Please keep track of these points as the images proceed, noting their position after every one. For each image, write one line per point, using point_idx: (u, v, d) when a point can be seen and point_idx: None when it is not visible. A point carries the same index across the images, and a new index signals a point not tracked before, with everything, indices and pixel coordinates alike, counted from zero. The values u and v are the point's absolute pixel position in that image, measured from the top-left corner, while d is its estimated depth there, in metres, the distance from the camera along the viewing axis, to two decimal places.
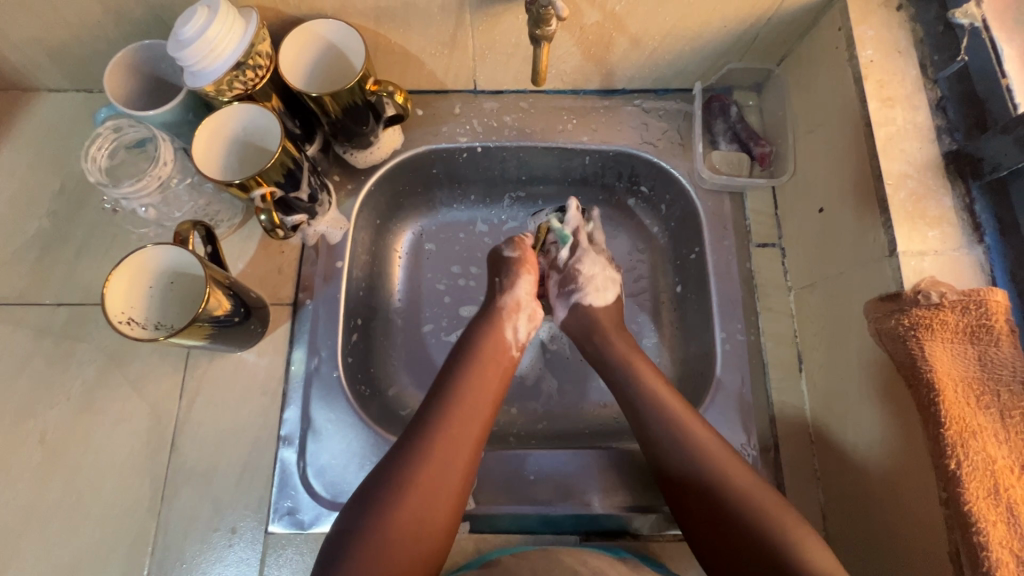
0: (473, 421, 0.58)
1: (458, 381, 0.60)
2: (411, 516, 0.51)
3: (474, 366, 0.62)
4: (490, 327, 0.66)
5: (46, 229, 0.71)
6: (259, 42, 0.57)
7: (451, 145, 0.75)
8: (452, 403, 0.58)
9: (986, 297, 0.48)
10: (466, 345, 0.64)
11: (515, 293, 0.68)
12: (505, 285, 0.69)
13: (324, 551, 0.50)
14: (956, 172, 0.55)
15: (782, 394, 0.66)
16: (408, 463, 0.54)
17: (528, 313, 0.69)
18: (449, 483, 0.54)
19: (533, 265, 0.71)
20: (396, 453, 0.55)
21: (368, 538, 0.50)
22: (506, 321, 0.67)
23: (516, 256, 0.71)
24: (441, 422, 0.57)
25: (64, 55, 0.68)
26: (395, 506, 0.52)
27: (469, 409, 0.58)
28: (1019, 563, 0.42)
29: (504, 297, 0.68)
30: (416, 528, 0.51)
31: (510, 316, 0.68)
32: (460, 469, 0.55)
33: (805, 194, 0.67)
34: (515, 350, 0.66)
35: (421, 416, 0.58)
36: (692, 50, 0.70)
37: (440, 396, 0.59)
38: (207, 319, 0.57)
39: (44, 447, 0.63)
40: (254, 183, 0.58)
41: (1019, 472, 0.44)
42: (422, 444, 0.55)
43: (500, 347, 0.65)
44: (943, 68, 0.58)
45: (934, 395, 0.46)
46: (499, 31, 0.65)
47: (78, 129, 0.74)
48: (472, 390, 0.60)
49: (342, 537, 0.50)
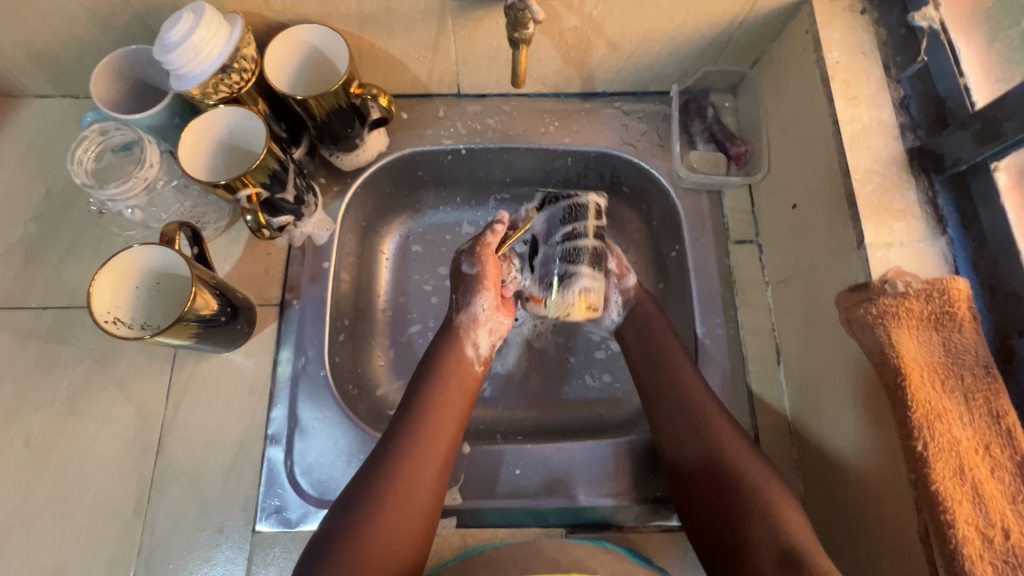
0: (441, 437, 0.59)
1: (427, 391, 0.61)
2: (385, 526, 0.53)
3: (441, 382, 0.62)
4: (450, 341, 0.66)
5: (31, 232, 0.71)
6: (244, 46, 0.58)
7: (436, 147, 0.76)
8: (423, 413, 0.59)
9: (948, 285, 0.49)
10: (430, 358, 0.64)
11: (472, 310, 0.66)
12: (464, 300, 0.67)
13: (306, 552, 0.52)
14: (919, 167, 0.57)
15: (761, 386, 0.67)
16: (382, 473, 0.55)
17: (491, 327, 0.67)
18: (419, 495, 0.55)
19: (493, 279, 0.67)
20: (371, 462, 0.56)
21: (345, 545, 0.51)
22: (465, 338, 0.66)
23: (476, 272, 0.67)
24: (413, 432, 0.58)
25: (51, 61, 0.69)
26: (370, 513, 0.53)
27: (437, 425, 0.59)
28: (984, 540, 0.43)
29: (461, 316, 0.67)
30: (391, 540, 0.52)
31: (470, 333, 0.66)
32: (429, 480, 0.56)
33: (779, 192, 0.69)
34: (479, 366, 0.66)
35: (392, 426, 0.59)
36: (667, 54, 0.72)
37: (410, 408, 0.60)
38: (193, 319, 0.57)
39: (29, 449, 0.63)
40: (240, 184, 0.59)
41: (983, 453, 0.46)
42: (395, 455, 0.56)
43: (463, 363, 0.64)
44: (905, 69, 0.61)
45: (901, 378, 0.48)
46: (480, 36, 0.67)
47: (64, 133, 0.75)
48: (439, 406, 0.60)
49: (320, 544, 0.52)
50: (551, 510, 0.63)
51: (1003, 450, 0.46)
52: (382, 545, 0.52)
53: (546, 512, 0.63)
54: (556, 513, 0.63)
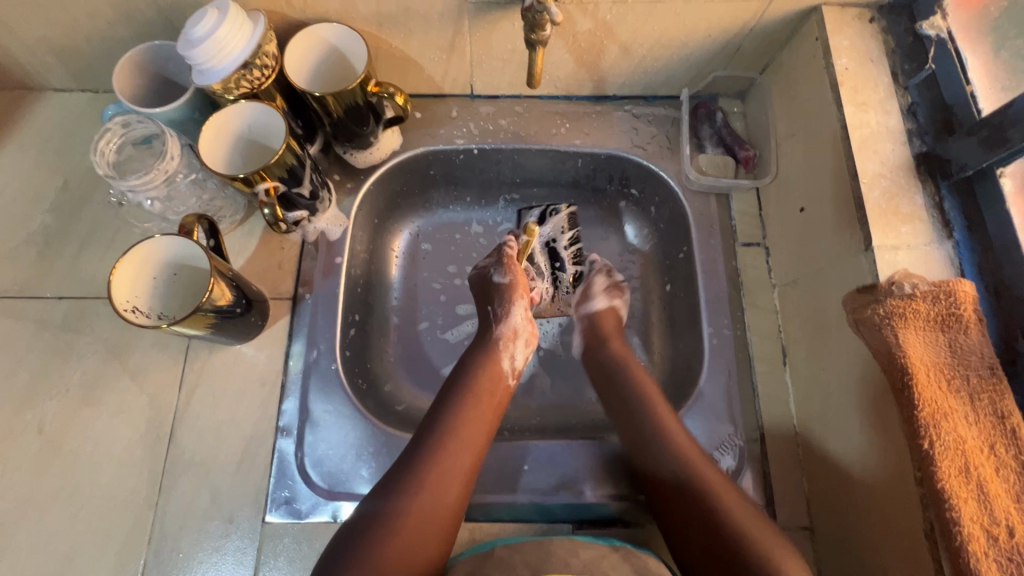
0: (467, 454, 0.58)
1: (456, 406, 0.61)
2: (417, 515, 0.53)
3: (471, 399, 0.62)
4: (487, 353, 0.67)
5: (48, 223, 0.72)
6: (266, 43, 0.59)
7: (448, 147, 0.77)
8: (458, 408, 0.61)
9: (955, 287, 0.50)
10: (463, 373, 0.65)
11: (511, 320, 0.70)
12: (500, 312, 0.70)
13: (332, 541, 0.52)
14: (927, 173, 0.58)
15: (767, 387, 0.68)
16: (416, 462, 0.57)
17: (526, 339, 0.70)
18: (451, 485, 0.56)
19: (523, 288, 0.72)
20: (397, 470, 0.57)
21: (378, 531, 0.52)
22: (503, 349, 0.68)
23: (507, 280, 0.72)
24: (451, 425, 0.59)
25: (73, 56, 0.70)
26: (405, 500, 0.54)
27: (463, 443, 0.59)
28: (989, 537, 0.44)
29: (500, 325, 0.69)
30: (423, 527, 0.53)
31: (508, 345, 0.68)
32: (462, 472, 0.57)
33: (787, 195, 0.70)
34: (512, 379, 0.67)
35: (417, 443, 0.59)
36: (679, 58, 0.73)
37: (448, 401, 0.62)
38: (211, 310, 0.58)
39: (42, 437, 0.64)
40: (258, 178, 0.60)
41: (988, 452, 0.47)
42: (431, 447, 0.58)
43: (495, 377, 0.65)
44: (913, 76, 0.62)
45: (908, 378, 0.48)
46: (495, 38, 0.68)
47: (82, 127, 0.76)
48: (468, 423, 0.60)
49: (351, 532, 0.52)
50: (559, 506, 0.63)
51: (1007, 450, 0.47)
52: (412, 533, 0.53)
53: (554, 508, 0.64)
54: (563, 509, 0.64)
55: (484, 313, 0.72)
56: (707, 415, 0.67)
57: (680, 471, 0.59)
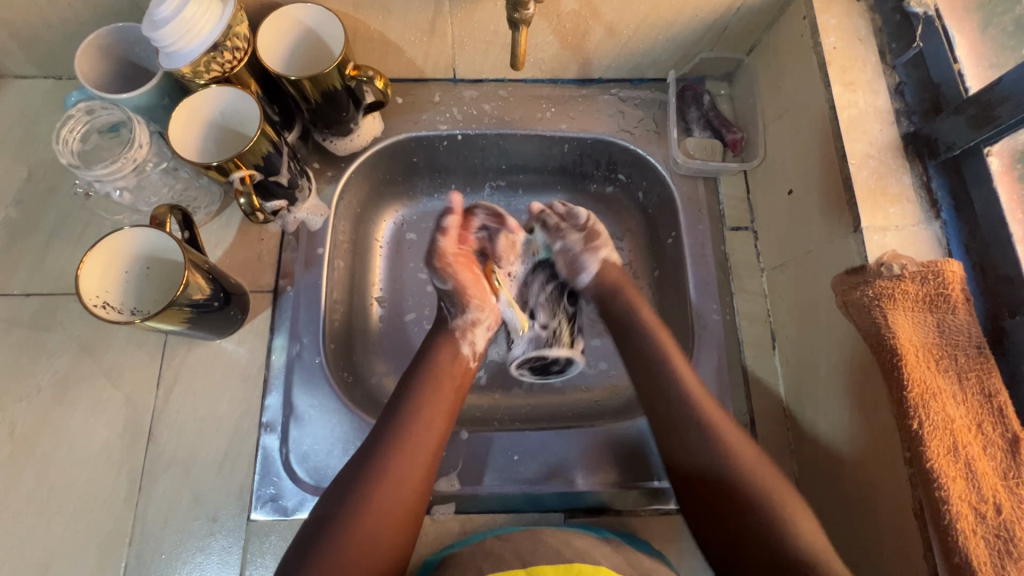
0: (429, 436, 0.58)
1: (415, 393, 0.60)
2: (384, 507, 0.53)
3: (427, 383, 0.61)
4: (442, 340, 0.65)
5: (13, 217, 0.69)
6: (236, 24, 0.56)
7: (431, 132, 0.75)
8: (417, 397, 0.59)
9: (942, 267, 0.50)
10: (423, 358, 0.63)
11: (467, 313, 0.66)
12: (452, 310, 0.67)
13: (299, 536, 0.52)
14: (914, 152, 0.57)
15: (757, 371, 0.68)
16: (375, 454, 0.55)
17: (488, 324, 0.68)
18: (414, 469, 0.56)
19: (472, 284, 0.67)
20: (360, 458, 0.56)
21: (341, 523, 0.51)
22: (460, 339, 0.65)
23: (451, 286, 0.66)
24: (408, 416, 0.58)
25: (32, 40, 0.67)
26: (369, 488, 0.53)
27: (424, 425, 0.58)
28: (977, 515, 0.44)
29: (457, 318, 0.66)
30: (389, 517, 0.53)
31: (466, 333, 0.66)
32: (424, 456, 0.56)
33: (775, 178, 0.70)
34: (473, 362, 0.66)
35: (377, 431, 0.57)
36: (664, 39, 0.72)
37: (405, 390, 0.60)
38: (186, 303, 0.56)
39: (14, 439, 0.61)
40: (232, 166, 0.57)
41: (976, 431, 0.47)
42: (391, 433, 0.57)
43: (454, 361, 0.63)
44: (900, 55, 0.61)
45: (897, 358, 0.48)
46: (477, 19, 0.66)
47: (46, 116, 0.73)
48: (427, 408, 0.59)
49: (312, 531, 0.51)
50: (550, 495, 0.63)
51: (994, 428, 0.47)
52: (377, 521, 0.52)
53: (546, 496, 0.63)
54: (554, 498, 0.63)
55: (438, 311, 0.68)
56: None
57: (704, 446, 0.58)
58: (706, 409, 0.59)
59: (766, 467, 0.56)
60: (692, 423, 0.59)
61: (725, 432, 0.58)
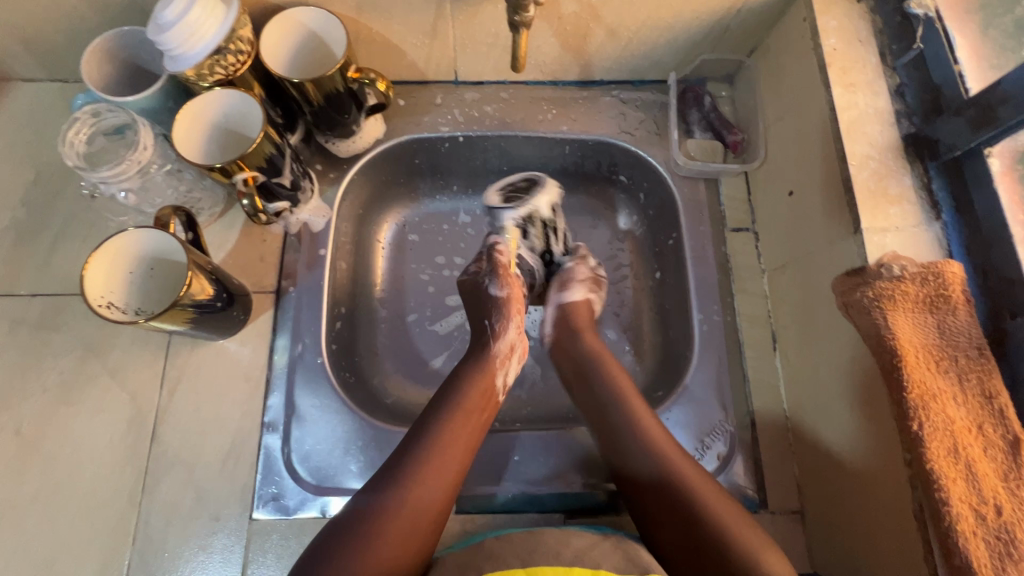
0: (455, 465, 0.56)
1: (446, 417, 0.59)
2: (404, 533, 0.51)
3: (460, 411, 0.59)
4: (478, 365, 0.64)
5: (20, 218, 0.69)
6: (240, 28, 0.57)
7: (433, 134, 0.76)
8: (447, 424, 0.58)
9: (942, 268, 0.50)
10: (454, 382, 0.62)
11: (508, 336, 0.66)
12: (496, 327, 0.66)
13: (306, 551, 0.49)
14: (915, 154, 0.57)
15: (757, 373, 0.68)
16: (401, 475, 0.54)
17: (519, 354, 0.68)
18: (438, 497, 0.54)
19: (520, 303, 0.68)
20: (384, 478, 0.54)
21: (360, 542, 0.49)
22: (499, 367, 0.65)
23: (504, 295, 0.67)
24: (439, 442, 0.57)
25: (40, 44, 0.68)
26: (392, 510, 0.52)
27: (453, 454, 0.57)
28: (977, 516, 0.44)
29: (498, 342, 0.66)
30: (408, 545, 0.51)
31: (504, 361, 0.66)
32: (450, 488, 0.55)
33: (775, 180, 0.70)
34: (502, 394, 0.65)
35: (406, 453, 0.56)
36: (665, 41, 0.72)
37: (435, 414, 0.59)
38: (189, 304, 0.57)
39: (20, 438, 0.62)
40: (236, 167, 0.58)
41: (977, 432, 0.47)
42: (420, 457, 0.55)
43: (487, 390, 0.63)
44: (901, 56, 0.61)
45: (897, 359, 0.48)
46: (478, 22, 0.66)
47: (53, 118, 0.74)
48: (457, 436, 0.58)
49: (326, 546, 0.49)
50: (550, 495, 0.63)
51: (995, 429, 0.47)
52: (395, 547, 0.50)
53: (546, 496, 0.64)
54: (555, 498, 0.64)
55: (477, 324, 0.67)
56: (698, 402, 0.67)
57: (644, 454, 0.57)
58: (634, 415, 0.60)
59: (722, 500, 0.54)
60: (647, 455, 0.57)
61: (659, 437, 0.58)
